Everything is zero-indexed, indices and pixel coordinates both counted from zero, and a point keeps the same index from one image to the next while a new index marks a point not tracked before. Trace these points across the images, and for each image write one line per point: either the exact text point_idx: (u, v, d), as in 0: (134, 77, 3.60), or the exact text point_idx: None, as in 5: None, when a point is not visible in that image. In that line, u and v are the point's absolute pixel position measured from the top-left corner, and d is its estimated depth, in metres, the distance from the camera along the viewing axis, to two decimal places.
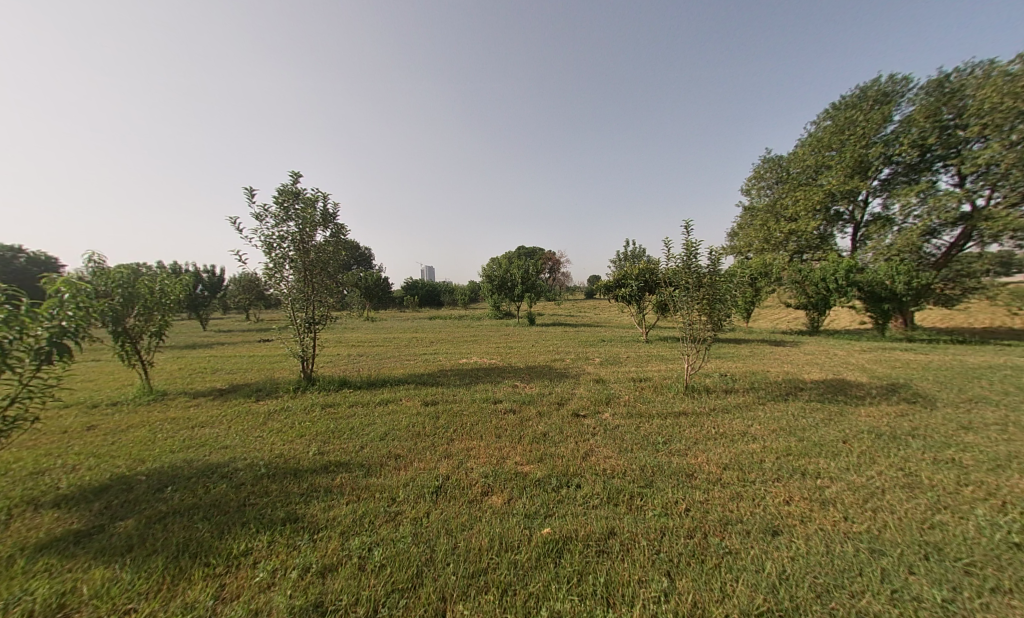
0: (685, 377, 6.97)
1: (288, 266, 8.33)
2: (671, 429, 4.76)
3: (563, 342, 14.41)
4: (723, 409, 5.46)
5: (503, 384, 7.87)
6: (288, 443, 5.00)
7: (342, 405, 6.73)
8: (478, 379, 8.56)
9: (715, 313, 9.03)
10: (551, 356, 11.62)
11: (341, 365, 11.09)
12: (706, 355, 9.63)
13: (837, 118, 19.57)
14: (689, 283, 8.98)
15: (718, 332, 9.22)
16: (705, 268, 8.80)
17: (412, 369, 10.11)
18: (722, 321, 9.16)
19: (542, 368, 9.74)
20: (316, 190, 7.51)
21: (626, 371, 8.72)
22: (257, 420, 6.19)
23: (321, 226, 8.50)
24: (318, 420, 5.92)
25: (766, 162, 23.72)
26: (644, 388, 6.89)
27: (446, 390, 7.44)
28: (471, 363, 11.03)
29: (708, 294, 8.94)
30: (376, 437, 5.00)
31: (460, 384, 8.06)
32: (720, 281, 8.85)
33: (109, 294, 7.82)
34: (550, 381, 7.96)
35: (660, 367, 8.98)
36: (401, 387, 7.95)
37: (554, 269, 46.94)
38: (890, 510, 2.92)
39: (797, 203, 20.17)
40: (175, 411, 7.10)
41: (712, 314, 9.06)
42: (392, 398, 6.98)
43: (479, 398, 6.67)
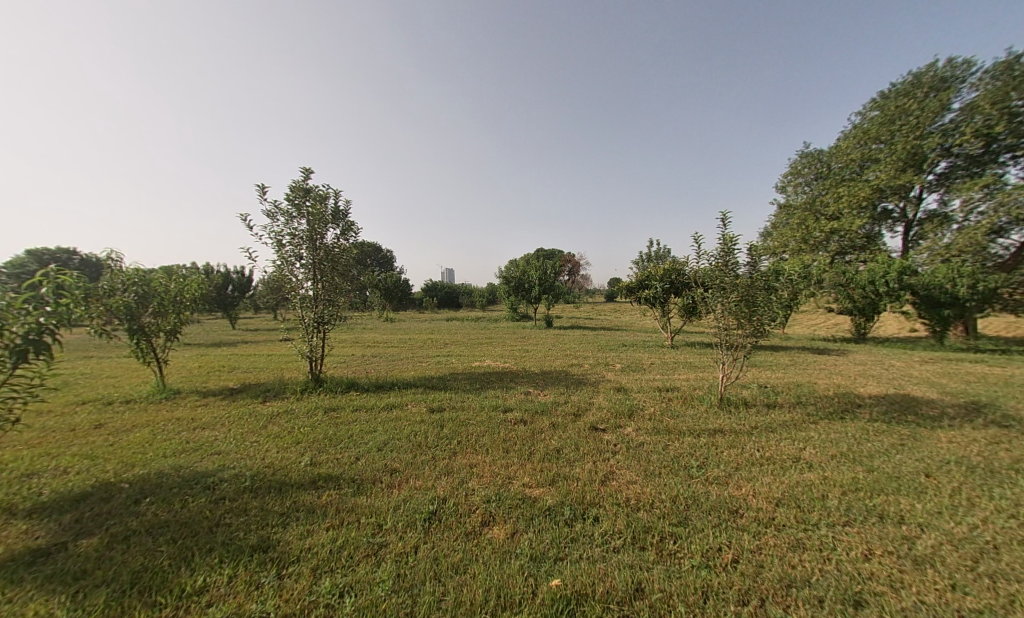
0: (721, 388, 6.23)
1: (298, 264, 8.10)
2: (707, 450, 4.12)
3: (584, 346, 13.75)
4: (767, 428, 4.75)
5: (516, 390, 7.33)
6: (280, 451, 4.64)
7: (345, 409, 6.37)
8: (491, 384, 8.07)
9: (755, 316, 8.19)
10: (570, 361, 11.00)
11: (354, 366, 10.85)
12: (745, 363, 8.79)
13: (886, 107, 18.22)
14: (724, 285, 8.22)
15: (759, 337, 8.36)
16: (744, 266, 8.00)
17: (423, 373, 9.73)
18: (765, 325, 8.30)
19: (560, 374, 9.15)
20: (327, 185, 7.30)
21: (651, 379, 8.02)
22: (257, 423, 5.89)
23: (333, 224, 8.26)
24: (318, 426, 5.57)
25: (806, 157, 22.30)
26: (671, 399, 6.23)
27: (456, 396, 6.99)
28: (485, 367, 10.57)
29: (747, 295, 8.12)
30: (373, 448, 4.57)
31: (472, 389, 7.59)
32: (760, 280, 8.03)
33: (123, 291, 7.80)
34: (568, 389, 7.37)
35: (689, 376, 8.23)
36: (410, 391, 7.55)
37: (575, 272, 46.07)
38: (1011, 577, 2.23)
39: (840, 200, 18.76)
40: (182, 410, 6.95)
41: (753, 318, 8.21)
42: (397, 403, 6.59)
43: (489, 405, 6.18)
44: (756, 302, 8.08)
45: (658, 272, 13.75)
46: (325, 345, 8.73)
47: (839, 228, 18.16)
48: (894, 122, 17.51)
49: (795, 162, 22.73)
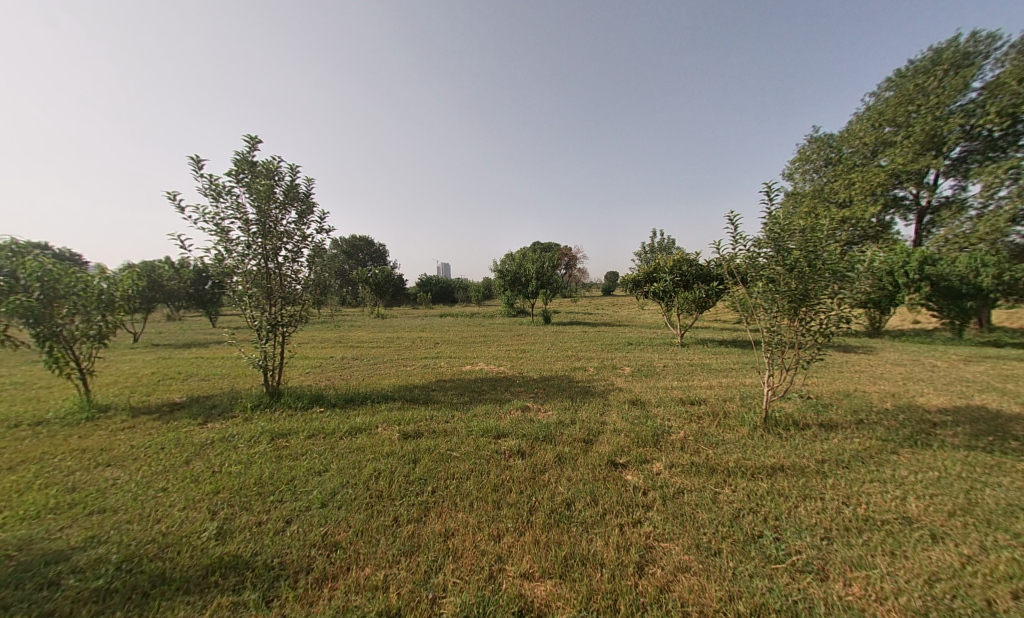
0: (765, 405, 5.04)
1: (246, 254, 6.70)
2: (775, 501, 2.97)
3: (584, 345, 12.61)
4: (840, 461, 3.63)
5: (512, 405, 6.14)
6: (186, 510, 3.42)
7: (299, 436, 5.13)
8: (483, 396, 6.91)
9: (814, 313, 6.67)
10: (571, 363, 9.85)
11: (325, 373, 9.54)
12: (804, 373, 7.18)
13: (903, 88, 17.50)
14: (774, 275, 6.81)
15: (819, 340, 6.82)
16: (796, 251, 6.55)
17: (404, 380, 8.51)
18: (829, 326, 6.75)
19: (563, 380, 8.02)
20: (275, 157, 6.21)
21: (668, 389, 6.89)
22: (180, 458, 4.65)
23: (287, 206, 6.97)
24: (255, 463, 4.32)
25: (813, 142, 21.58)
26: (701, 417, 5.11)
27: (438, 415, 5.78)
28: (475, 372, 9.39)
29: (800, 288, 6.68)
30: (315, 502, 3.36)
31: (459, 403, 6.40)
32: (823, 266, 6.53)
33: (29, 288, 6.52)
34: (574, 402, 6.21)
35: (712, 384, 7.12)
36: (385, 407, 6.35)
37: (570, 264, 44.90)
38: None
39: (851, 187, 17.87)
40: (98, 436, 5.66)
41: (809, 314, 6.76)
42: (365, 426, 5.36)
43: (479, 429, 4.98)
44: (814, 294, 6.60)
45: (666, 263, 12.56)
46: (283, 352, 7.27)
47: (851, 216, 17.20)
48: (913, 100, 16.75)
49: (804, 148, 21.83)
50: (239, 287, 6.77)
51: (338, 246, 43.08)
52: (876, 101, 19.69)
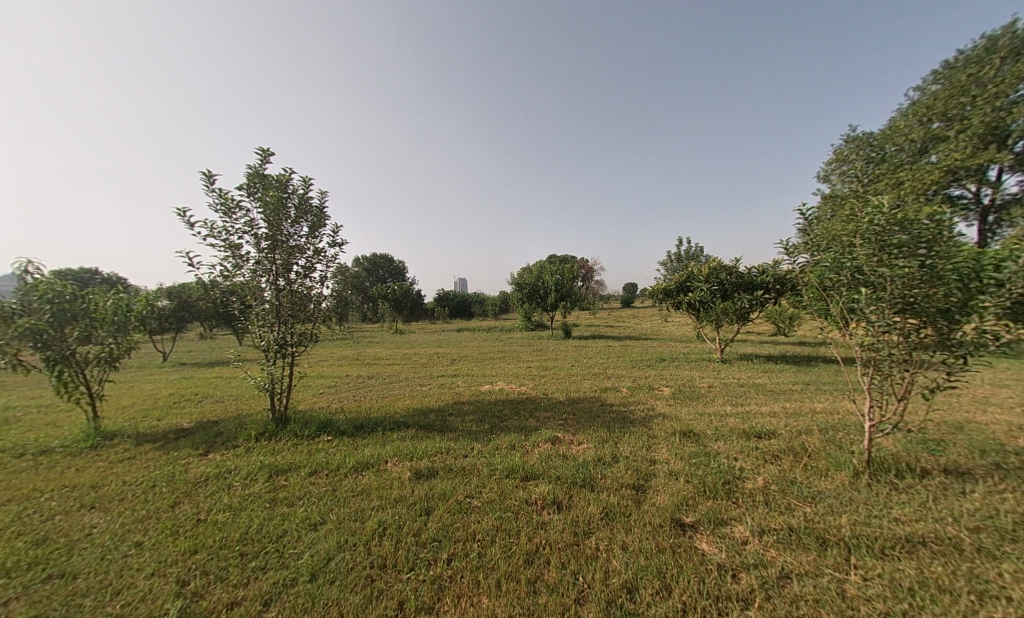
0: (865, 445, 4.03)
1: (255, 271, 6.22)
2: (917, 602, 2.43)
3: (614, 361, 11.65)
4: (983, 547, 2.78)
5: (539, 436, 5.32)
6: (152, 579, 2.80)
7: (300, 474, 4.47)
8: (506, 422, 6.13)
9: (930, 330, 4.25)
10: (602, 383, 8.93)
11: (338, 395, 8.97)
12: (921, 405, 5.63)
13: (954, 79, 16.19)
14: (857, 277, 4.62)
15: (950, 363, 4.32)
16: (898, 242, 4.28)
17: (420, 402, 7.82)
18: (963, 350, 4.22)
19: (595, 403, 7.14)
20: (289, 168, 5.86)
21: (723, 418, 5.91)
22: (168, 499, 4.09)
23: (299, 220, 6.52)
24: (246, 512, 3.68)
25: (852, 141, 20.33)
26: (775, 459, 4.19)
27: (455, 448, 5.04)
28: (498, 392, 8.61)
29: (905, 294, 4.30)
30: (303, 574, 2.73)
31: (479, 432, 5.63)
32: (942, 266, 4.14)
33: (38, 310, 6.25)
34: (612, 433, 5.35)
35: (775, 412, 6.08)
36: (397, 436, 5.66)
37: (590, 276, 43.89)
38: None
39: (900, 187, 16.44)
40: (94, 469, 5.20)
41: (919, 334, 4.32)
42: (373, 462, 4.68)
43: (504, 468, 4.21)
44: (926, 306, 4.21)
45: (702, 271, 11.54)
46: (291, 375, 6.72)
47: None
48: (965, 91, 15.45)
49: (841, 148, 20.55)
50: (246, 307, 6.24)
51: (360, 263, 43.63)
52: (921, 96, 18.36)
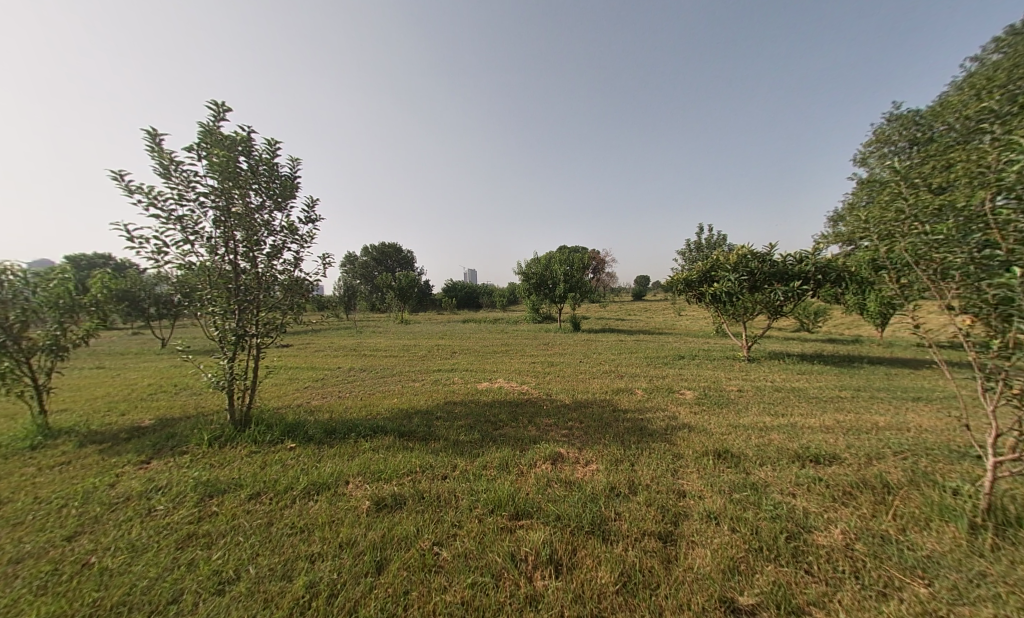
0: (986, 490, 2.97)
1: (208, 248, 5.27)
2: None
3: (628, 358, 10.60)
4: None
5: (539, 452, 4.36)
6: None
7: (237, 497, 3.56)
8: (501, 431, 5.19)
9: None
10: (616, 383, 7.92)
11: (320, 391, 8.11)
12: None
13: (1013, 53, 14.68)
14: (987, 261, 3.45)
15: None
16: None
17: (408, 402, 6.94)
18: None
19: (608, 408, 6.14)
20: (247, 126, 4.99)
21: (766, 435, 4.86)
22: (66, 528, 3.24)
23: (263, 190, 5.58)
24: (148, 554, 2.81)
25: (894, 121, 18.76)
26: (849, 502, 3.20)
27: (435, 465, 4.11)
28: (497, 391, 7.69)
29: None
30: None
31: (467, 445, 4.69)
32: None
33: None
34: (630, 451, 4.36)
35: (830, 430, 5.00)
36: (369, 446, 4.74)
37: (603, 268, 42.56)
38: None
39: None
40: (12, 477, 4.40)
41: None
42: (331, 483, 3.78)
43: (492, 500, 3.26)
44: None
45: (729, 260, 10.39)
46: (256, 372, 5.75)
47: None
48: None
49: (880, 131, 19.10)
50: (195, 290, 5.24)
51: (369, 253, 43.22)
52: (975, 69, 16.68)
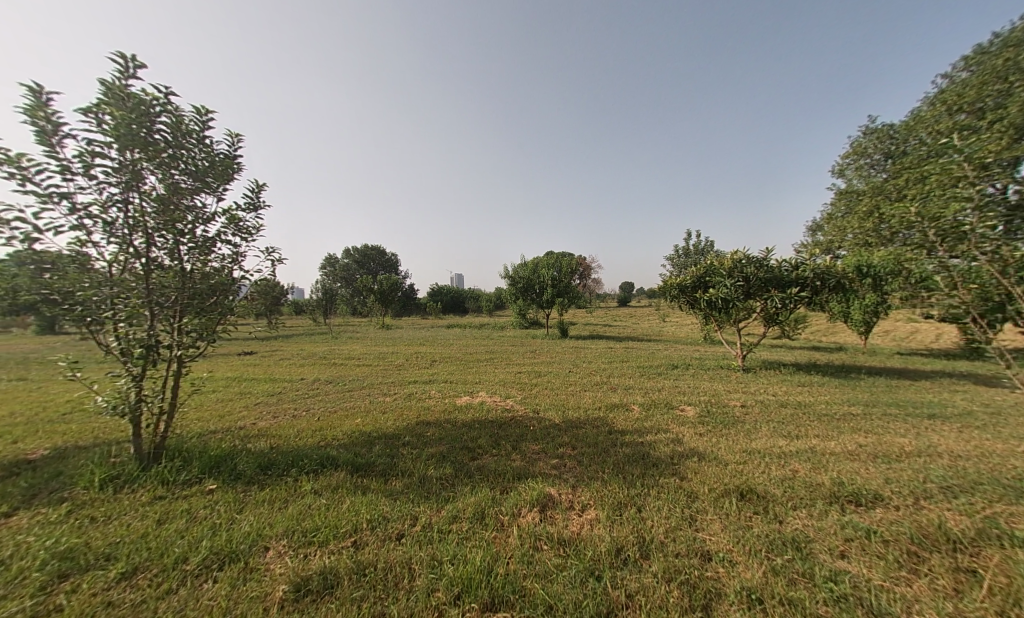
0: None
1: (108, 237, 4.14)
2: None
3: (619, 368, 9.89)
4: None
5: (524, 495, 3.49)
6: None
7: (103, 576, 2.68)
8: (479, 462, 4.30)
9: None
10: (608, 398, 7.14)
11: (273, 409, 7.02)
12: None
13: (986, 67, 14.81)
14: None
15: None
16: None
17: (372, 423, 5.97)
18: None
19: (603, 430, 5.33)
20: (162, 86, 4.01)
21: (788, 465, 4.15)
22: None
23: (188, 167, 4.50)
24: None
25: (871, 133, 18.91)
26: (917, 572, 2.49)
27: (390, 516, 3.20)
28: (476, 407, 6.81)
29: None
30: None
31: (436, 483, 3.78)
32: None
33: None
34: (634, 490, 3.55)
35: (859, 459, 4.34)
36: (312, 485, 3.76)
37: (587, 274, 42.09)
38: None
39: (924, 182, 15.12)
40: None
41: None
42: (243, 550, 2.84)
43: (455, 582, 2.43)
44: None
45: (723, 264, 9.83)
46: (174, 395, 4.53)
47: None
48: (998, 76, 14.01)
49: (859, 141, 19.18)
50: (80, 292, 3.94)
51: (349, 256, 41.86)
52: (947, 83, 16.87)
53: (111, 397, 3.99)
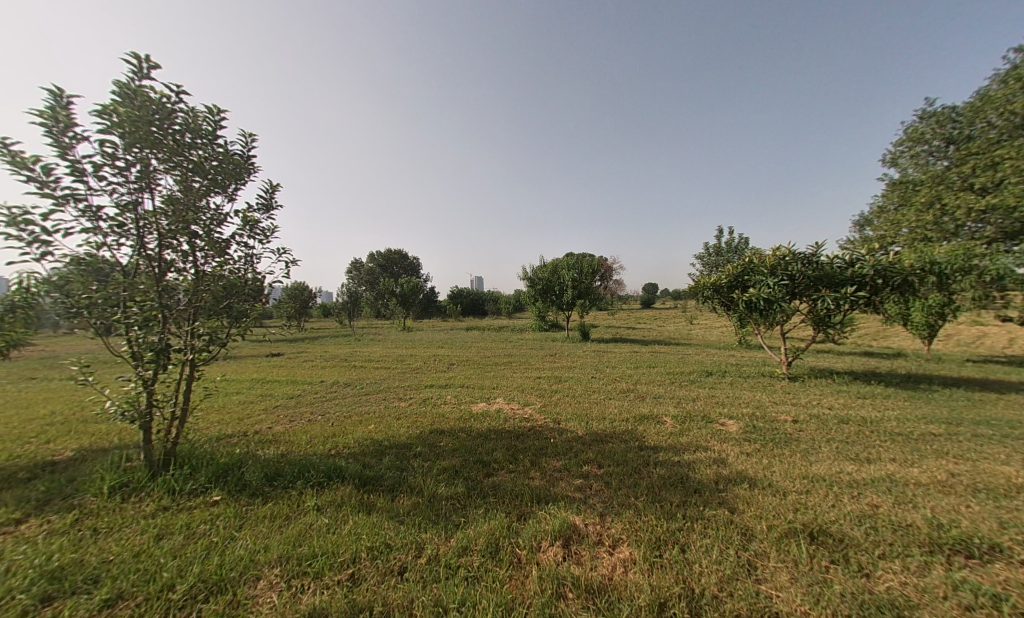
0: None
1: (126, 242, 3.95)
2: None
3: (648, 375, 9.22)
4: None
5: (544, 523, 3.05)
6: None
7: (85, 603, 2.46)
8: (495, 480, 3.88)
9: None
10: (637, 408, 6.54)
11: (287, 413, 6.86)
12: None
13: None
14: None
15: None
16: None
17: (386, 430, 5.69)
18: None
19: (633, 446, 4.79)
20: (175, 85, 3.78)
21: (863, 499, 3.51)
22: None
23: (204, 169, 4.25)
24: None
25: (928, 118, 17.13)
26: None
27: (394, 544, 2.83)
28: (494, 415, 6.42)
29: None
30: None
31: (447, 505, 3.39)
32: None
33: None
34: (675, 525, 3.03)
35: (950, 494, 3.62)
36: (315, 502, 3.46)
37: (610, 275, 41.03)
38: None
39: (996, 169, 13.45)
40: None
41: None
42: (231, 580, 2.55)
43: None
44: None
45: (765, 263, 8.97)
46: (186, 401, 4.31)
47: (996, 207, 12.82)
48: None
49: (914, 127, 17.43)
50: (86, 295, 3.75)
51: (375, 260, 42.68)
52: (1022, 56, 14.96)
53: (122, 401, 3.80)
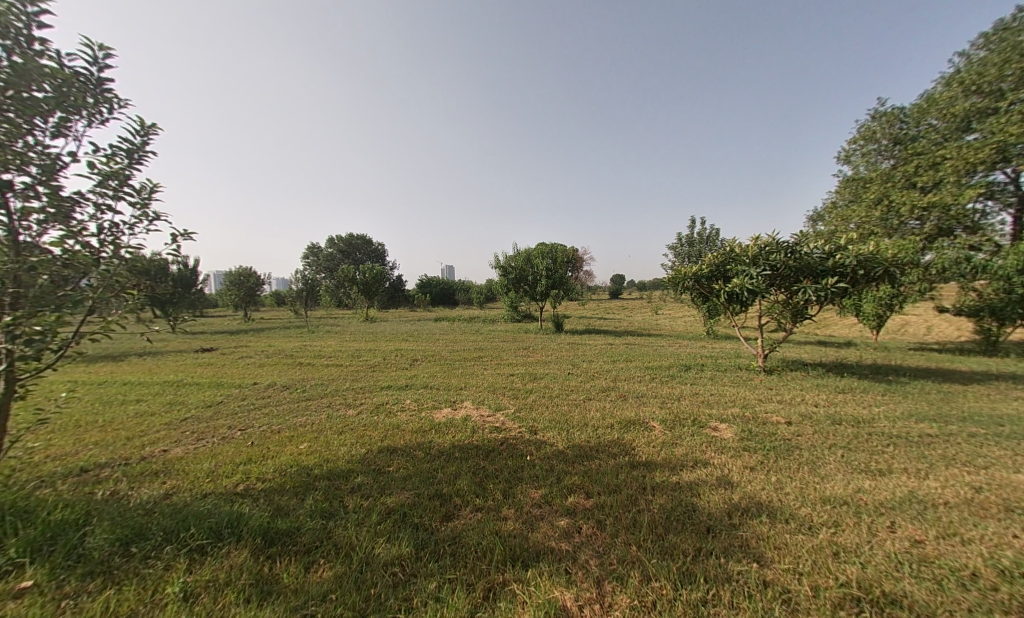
0: None
1: None
2: None
3: (626, 370, 8.54)
4: None
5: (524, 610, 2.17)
6: None
7: None
8: (455, 526, 2.94)
9: None
10: (620, 412, 5.78)
11: (201, 429, 5.51)
12: None
13: (1005, 43, 13.49)
14: None
15: None
16: None
17: (319, 451, 4.53)
18: None
19: (623, 464, 3.99)
20: None
21: (902, 531, 2.90)
22: None
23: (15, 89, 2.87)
24: None
25: (879, 118, 17.40)
26: None
27: None
28: (458, 425, 5.42)
29: None
30: None
31: (385, 578, 2.41)
32: None
33: None
34: (697, 598, 2.24)
35: (990, 519, 3.09)
36: (182, 585, 2.37)
37: (579, 264, 40.59)
38: None
39: (937, 168, 13.89)
40: None
41: None
42: None
43: None
44: None
45: (747, 253, 8.47)
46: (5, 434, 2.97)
47: (941, 203, 13.23)
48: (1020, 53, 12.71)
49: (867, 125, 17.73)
50: None
51: (334, 245, 39.97)
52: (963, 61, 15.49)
53: None
